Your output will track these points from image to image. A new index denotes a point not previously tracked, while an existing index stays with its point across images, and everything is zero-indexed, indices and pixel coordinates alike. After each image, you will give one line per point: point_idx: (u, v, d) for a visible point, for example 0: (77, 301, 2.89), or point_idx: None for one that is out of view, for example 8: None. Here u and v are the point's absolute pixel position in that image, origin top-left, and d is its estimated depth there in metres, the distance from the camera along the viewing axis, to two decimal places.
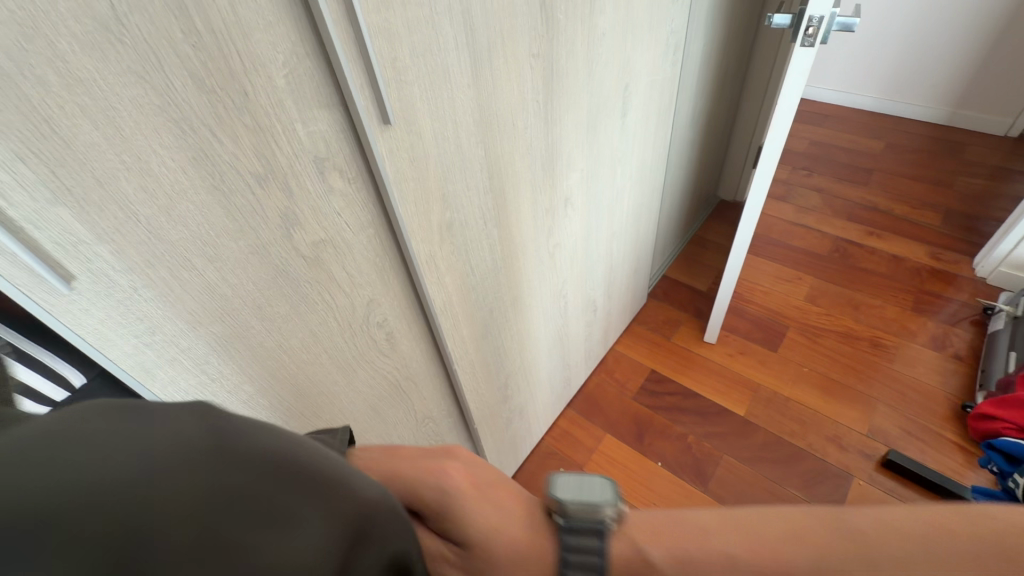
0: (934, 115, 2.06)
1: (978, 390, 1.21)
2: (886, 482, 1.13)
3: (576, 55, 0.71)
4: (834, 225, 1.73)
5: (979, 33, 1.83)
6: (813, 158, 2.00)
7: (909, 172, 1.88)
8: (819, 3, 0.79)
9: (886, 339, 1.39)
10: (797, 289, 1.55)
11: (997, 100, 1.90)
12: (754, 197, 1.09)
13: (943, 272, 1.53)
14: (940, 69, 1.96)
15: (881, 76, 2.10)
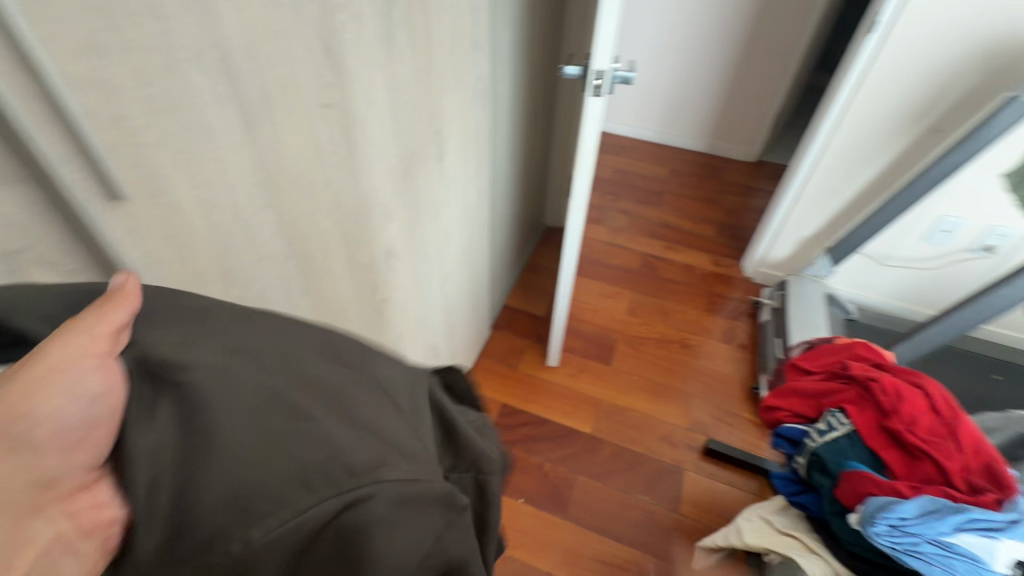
0: (699, 144, 2.50)
1: (760, 372, 1.47)
2: (709, 468, 1.27)
3: (378, 103, 0.66)
4: (640, 242, 1.97)
5: (720, 81, 2.28)
6: (617, 184, 2.27)
7: (688, 193, 2.24)
8: (601, 59, 0.87)
9: (692, 339, 1.61)
10: (619, 303, 1.71)
11: (737, 134, 2.40)
12: (573, 230, 1.17)
13: (722, 275, 1.84)
14: (697, 108, 2.39)
15: (658, 114, 2.49)
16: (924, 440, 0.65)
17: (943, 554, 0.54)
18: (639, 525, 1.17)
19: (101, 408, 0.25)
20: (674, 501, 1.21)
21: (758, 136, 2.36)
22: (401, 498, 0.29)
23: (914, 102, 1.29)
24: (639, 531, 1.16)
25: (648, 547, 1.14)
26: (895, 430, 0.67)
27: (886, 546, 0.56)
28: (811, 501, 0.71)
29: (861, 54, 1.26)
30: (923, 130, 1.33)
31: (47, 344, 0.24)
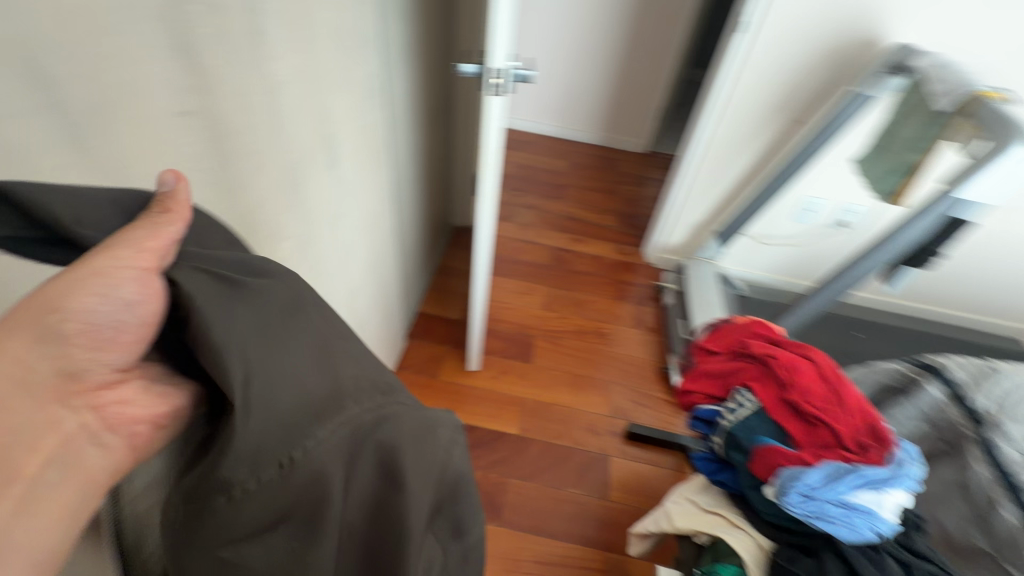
0: (595, 137, 2.60)
1: (670, 353, 1.55)
2: (632, 451, 1.33)
3: (253, 109, 0.57)
4: (548, 236, 1.99)
5: (608, 76, 2.37)
6: (521, 180, 2.28)
7: (589, 185, 2.32)
8: (498, 57, 0.84)
9: (605, 328, 1.66)
10: (534, 299, 1.72)
11: (628, 126, 2.52)
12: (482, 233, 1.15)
13: (627, 263, 1.93)
14: (590, 102, 2.48)
15: (553, 108, 2.54)
16: (818, 408, 0.72)
17: (847, 513, 0.59)
18: (574, 519, 1.18)
19: (131, 306, 0.33)
20: (603, 488, 1.24)
21: (646, 128, 2.50)
22: (416, 430, 0.39)
23: (778, 95, 1.43)
24: (573, 524, 1.17)
25: (584, 539, 1.15)
26: (794, 402, 0.73)
27: (800, 514, 0.60)
28: (727, 477, 0.74)
29: (733, 52, 1.37)
30: (786, 122, 1.48)
31: (109, 246, 0.32)
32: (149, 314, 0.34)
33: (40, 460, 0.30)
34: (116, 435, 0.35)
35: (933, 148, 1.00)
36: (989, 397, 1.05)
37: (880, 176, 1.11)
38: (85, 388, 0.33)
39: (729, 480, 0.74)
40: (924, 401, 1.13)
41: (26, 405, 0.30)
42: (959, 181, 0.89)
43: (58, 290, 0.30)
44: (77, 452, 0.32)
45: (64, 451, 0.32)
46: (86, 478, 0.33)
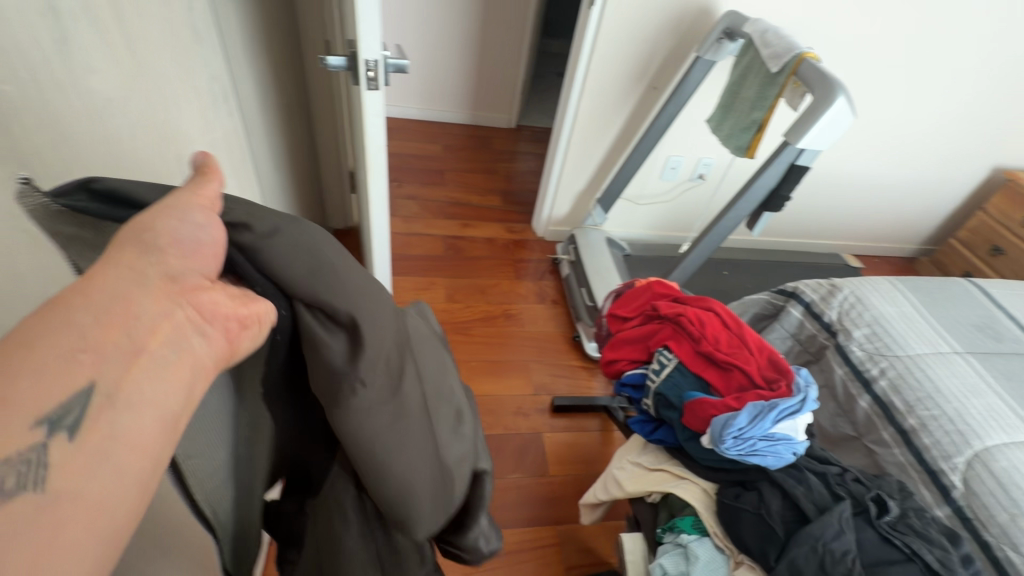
0: (463, 117, 2.55)
1: (576, 322, 1.62)
2: (560, 423, 1.37)
3: (75, 142, 0.45)
4: (437, 226, 1.93)
5: (467, 54, 2.32)
6: (396, 170, 2.16)
7: (467, 167, 2.28)
8: (369, 48, 0.76)
9: (512, 309, 1.67)
10: (436, 293, 1.67)
11: (494, 103, 2.51)
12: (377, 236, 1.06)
13: (519, 240, 1.95)
14: (453, 81, 2.41)
15: (415, 91, 2.43)
16: (728, 354, 0.80)
17: (772, 445, 0.66)
18: (523, 504, 1.20)
19: (203, 244, 0.33)
20: (542, 466, 1.28)
21: (512, 104, 2.51)
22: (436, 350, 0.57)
23: (635, 64, 1.51)
24: (521, 509, 1.19)
25: (534, 520, 1.18)
26: (708, 352, 0.81)
27: (735, 454, 0.67)
28: (664, 434, 0.80)
29: (589, 26, 1.42)
30: (643, 90, 1.57)
31: (168, 199, 0.33)
32: (218, 248, 0.34)
33: (158, 341, 0.29)
34: (218, 329, 0.33)
35: (774, 105, 1.13)
36: (835, 308, 1.26)
37: (735, 134, 1.23)
38: (188, 288, 0.31)
39: (665, 438, 0.79)
40: (789, 322, 1.34)
41: (139, 295, 0.29)
42: (800, 134, 1.02)
43: (142, 222, 0.31)
44: (186, 341, 0.30)
45: (176, 335, 0.30)
46: (193, 366, 0.31)
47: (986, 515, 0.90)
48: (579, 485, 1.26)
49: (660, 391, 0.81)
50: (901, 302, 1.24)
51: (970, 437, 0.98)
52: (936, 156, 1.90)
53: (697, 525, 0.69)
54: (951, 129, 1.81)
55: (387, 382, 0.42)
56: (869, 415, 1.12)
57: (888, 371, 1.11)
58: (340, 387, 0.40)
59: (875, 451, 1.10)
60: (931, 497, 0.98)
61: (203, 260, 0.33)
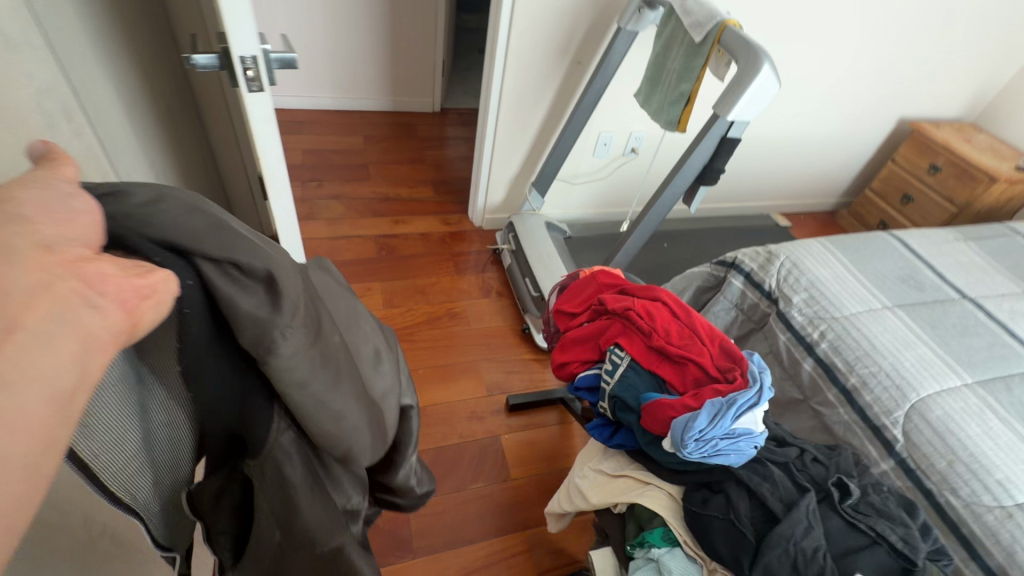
0: (382, 104, 2.39)
1: (524, 314, 1.56)
2: (518, 422, 1.33)
3: None
4: (366, 225, 1.80)
5: (378, 35, 2.15)
6: (314, 168, 1.99)
7: (392, 158, 2.14)
8: (242, 43, 0.63)
9: (456, 307, 1.59)
10: (372, 299, 1.55)
11: (414, 86, 2.36)
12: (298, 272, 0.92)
13: (456, 233, 1.86)
14: (367, 66, 2.24)
15: (326, 79, 2.24)
16: (680, 347, 0.77)
17: (733, 442, 0.64)
18: (488, 514, 1.15)
19: (76, 211, 0.27)
20: (504, 470, 1.23)
21: (434, 86, 2.37)
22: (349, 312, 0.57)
23: (556, 39, 1.43)
24: (487, 519, 1.14)
25: (502, 528, 1.13)
26: (660, 348, 0.77)
27: (698, 457, 0.64)
28: (624, 438, 0.76)
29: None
30: (568, 66, 1.50)
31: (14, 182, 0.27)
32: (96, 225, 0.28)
33: (36, 315, 0.23)
34: (115, 300, 0.26)
35: (701, 76, 1.09)
36: (774, 275, 1.27)
37: (664, 108, 1.19)
38: (70, 258, 0.25)
39: (626, 441, 0.76)
40: (731, 293, 1.35)
41: (7, 268, 0.23)
42: (728, 107, 0.99)
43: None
44: (75, 313, 0.24)
45: (62, 307, 0.24)
46: (86, 344, 0.24)
47: (926, 464, 0.95)
48: (543, 485, 1.22)
49: (615, 392, 0.77)
50: (833, 262, 1.26)
51: (906, 390, 1.01)
52: (848, 112, 1.97)
53: (666, 537, 0.65)
54: (861, 85, 1.88)
55: (309, 334, 0.39)
56: (813, 377, 1.15)
57: (828, 333, 1.14)
58: (270, 335, 0.37)
59: (822, 412, 1.13)
60: (876, 452, 1.02)
61: (85, 226, 0.27)
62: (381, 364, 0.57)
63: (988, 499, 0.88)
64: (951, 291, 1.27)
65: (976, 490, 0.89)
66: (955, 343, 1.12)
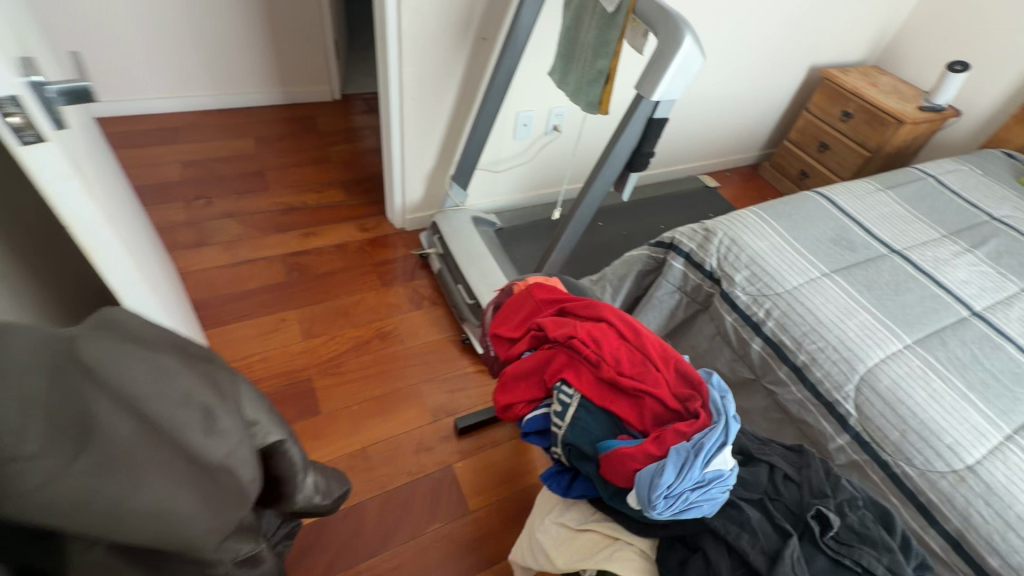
0: (272, 97, 2.10)
1: (461, 323, 1.44)
2: (470, 445, 1.23)
3: None
4: (270, 244, 1.58)
5: (252, 18, 1.87)
6: (199, 183, 1.72)
7: (292, 160, 1.90)
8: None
9: (385, 325, 1.44)
10: (288, 331, 1.37)
11: (307, 74, 2.10)
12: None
13: (376, 239, 1.68)
14: (245, 55, 1.95)
15: (198, 74, 1.93)
16: (633, 376, 0.68)
17: (706, 492, 0.56)
18: (450, 558, 1.05)
19: None
20: (462, 503, 1.13)
21: (329, 70, 2.12)
22: (205, 355, 0.44)
23: (455, 14, 1.26)
24: (450, 564, 1.05)
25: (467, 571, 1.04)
26: (612, 380, 0.68)
27: (670, 515, 0.56)
28: (585, 487, 0.68)
29: None
30: (474, 42, 1.34)
31: None
32: None
33: None
34: None
35: (619, 50, 0.97)
36: (713, 254, 1.22)
37: (583, 89, 1.07)
38: None
39: (588, 491, 0.67)
40: (673, 276, 1.29)
41: None
42: (652, 87, 0.88)
43: None
44: None
45: None
46: None
47: (880, 436, 0.94)
48: (505, 510, 1.14)
49: (568, 438, 0.68)
50: (769, 233, 1.22)
51: (854, 363, 1.00)
52: (763, 64, 1.95)
53: None
54: (773, 36, 1.84)
55: (63, 450, 0.31)
56: (763, 357, 1.12)
57: (774, 311, 1.10)
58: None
59: (775, 391, 1.11)
60: (831, 428, 1.01)
61: None
62: (216, 424, 0.39)
63: (940, 465, 0.88)
64: (880, 247, 1.28)
65: (929, 458, 0.89)
66: (891, 303, 1.13)
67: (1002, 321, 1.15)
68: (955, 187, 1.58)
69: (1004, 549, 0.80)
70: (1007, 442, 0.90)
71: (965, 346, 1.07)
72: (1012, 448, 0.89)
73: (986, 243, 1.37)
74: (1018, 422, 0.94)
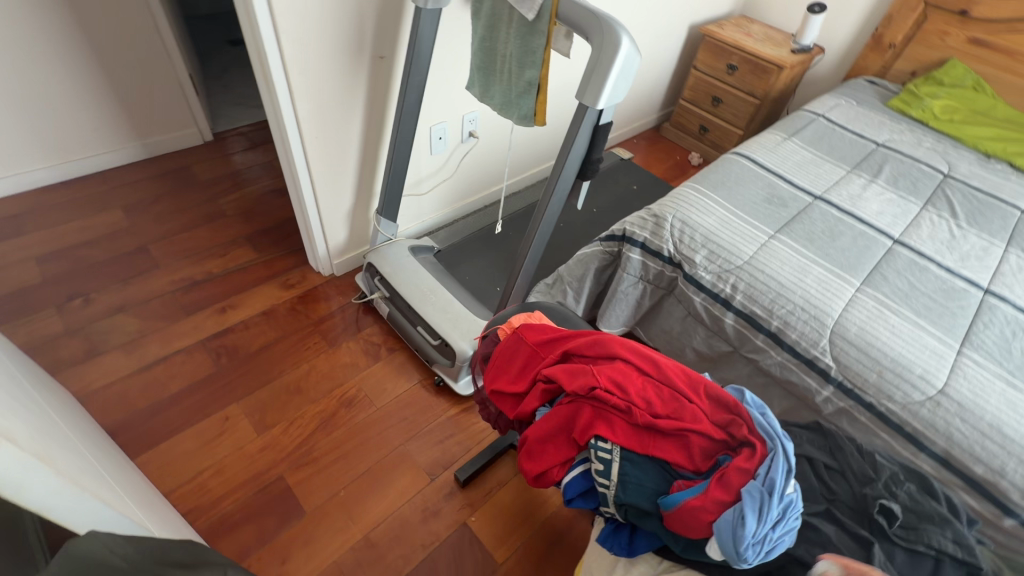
0: (130, 153, 1.79)
1: (430, 365, 1.33)
2: (477, 494, 1.16)
3: None
4: (183, 332, 1.36)
5: (80, 67, 1.55)
6: (69, 278, 1.43)
7: (179, 224, 1.63)
8: None
9: (348, 391, 1.30)
10: (238, 429, 1.19)
11: (166, 120, 1.80)
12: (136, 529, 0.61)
13: (307, 294, 1.50)
14: (83, 112, 1.62)
15: (24, 145, 1.58)
16: (670, 415, 0.65)
17: (784, 526, 0.55)
18: None
19: None
20: (488, 558, 1.07)
21: (193, 111, 1.84)
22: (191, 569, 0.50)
23: (343, 37, 1.11)
24: None
25: None
26: (650, 424, 0.64)
27: (758, 560, 0.54)
28: (650, 539, 0.64)
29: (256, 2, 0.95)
30: (371, 63, 1.20)
31: None
32: None
33: None
34: None
35: (548, 58, 0.90)
36: (668, 239, 1.22)
37: (513, 102, 0.99)
38: None
39: (655, 544, 0.64)
40: (633, 268, 1.28)
41: None
42: (596, 94, 0.83)
43: None
44: None
45: None
46: None
47: (861, 381, 1.00)
48: (533, 550, 1.09)
49: (622, 499, 0.63)
50: (713, 207, 1.25)
51: (823, 318, 1.05)
52: (649, 30, 1.97)
53: None
54: (655, 2, 1.86)
55: None
56: (738, 329, 1.15)
57: (739, 284, 1.13)
58: None
59: (756, 358, 1.15)
60: (815, 382, 1.06)
61: None
62: None
63: (918, 395, 0.96)
64: (805, 196, 1.36)
65: (907, 391, 0.96)
66: (832, 250, 1.20)
67: (918, 243, 1.27)
68: (842, 122, 1.73)
69: (985, 457, 0.89)
70: (960, 357, 1.00)
71: (901, 275, 1.17)
72: (966, 362, 1.00)
73: (882, 170, 1.51)
74: (962, 335, 1.05)
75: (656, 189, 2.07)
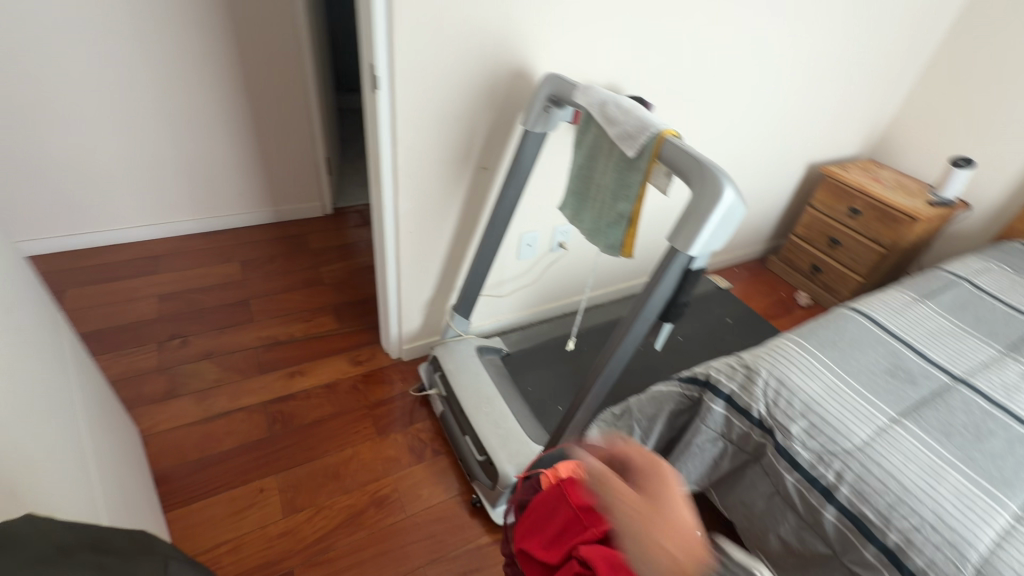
0: (261, 216, 2.03)
1: (471, 480, 1.23)
2: None
3: None
4: (252, 389, 1.41)
5: (241, 142, 1.84)
6: (177, 319, 1.58)
7: (280, 285, 1.77)
8: None
9: (384, 487, 1.23)
10: (267, 506, 1.16)
11: (298, 192, 2.04)
12: None
13: (371, 374, 1.51)
14: (234, 177, 1.90)
15: (183, 198, 1.86)
16: None
17: None
18: None
19: None
20: None
21: (321, 187, 2.07)
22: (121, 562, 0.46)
23: (453, 148, 1.19)
24: None
25: None
26: None
27: None
28: None
29: (380, 111, 1.06)
30: (474, 171, 1.26)
31: None
32: None
33: None
34: None
35: (642, 194, 0.87)
36: (761, 399, 1.06)
37: (602, 229, 0.96)
38: None
39: None
40: (713, 421, 1.11)
41: None
42: (689, 239, 0.77)
43: None
44: None
45: None
46: None
47: None
48: None
49: None
50: (820, 371, 1.08)
51: (961, 549, 0.82)
52: (762, 165, 1.93)
53: None
54: (771, 139, 1.83)
55: None
56: (841, 531, 0.90)
57: (846, 474, 0.92)
58: None
59: None
60: None
61: None
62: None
63: None
64: (942, 376, 1.13)
65: None
66: (977, 454, 0.96)
67: None
68: (992, 291, 1.48)
69: None
70: None
71: None
72: None
73: None
74: None
75: (753, 325, 1.90)
